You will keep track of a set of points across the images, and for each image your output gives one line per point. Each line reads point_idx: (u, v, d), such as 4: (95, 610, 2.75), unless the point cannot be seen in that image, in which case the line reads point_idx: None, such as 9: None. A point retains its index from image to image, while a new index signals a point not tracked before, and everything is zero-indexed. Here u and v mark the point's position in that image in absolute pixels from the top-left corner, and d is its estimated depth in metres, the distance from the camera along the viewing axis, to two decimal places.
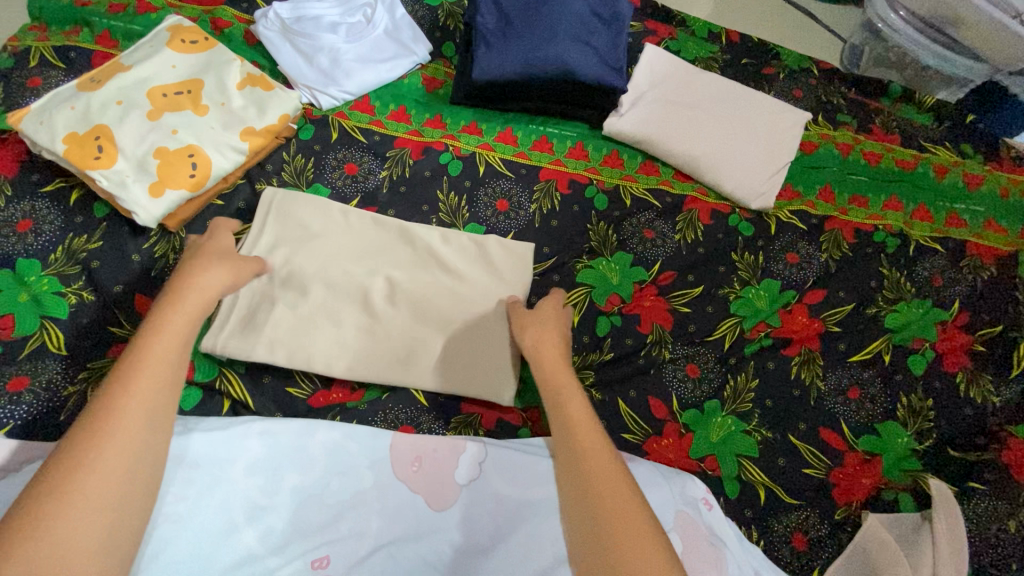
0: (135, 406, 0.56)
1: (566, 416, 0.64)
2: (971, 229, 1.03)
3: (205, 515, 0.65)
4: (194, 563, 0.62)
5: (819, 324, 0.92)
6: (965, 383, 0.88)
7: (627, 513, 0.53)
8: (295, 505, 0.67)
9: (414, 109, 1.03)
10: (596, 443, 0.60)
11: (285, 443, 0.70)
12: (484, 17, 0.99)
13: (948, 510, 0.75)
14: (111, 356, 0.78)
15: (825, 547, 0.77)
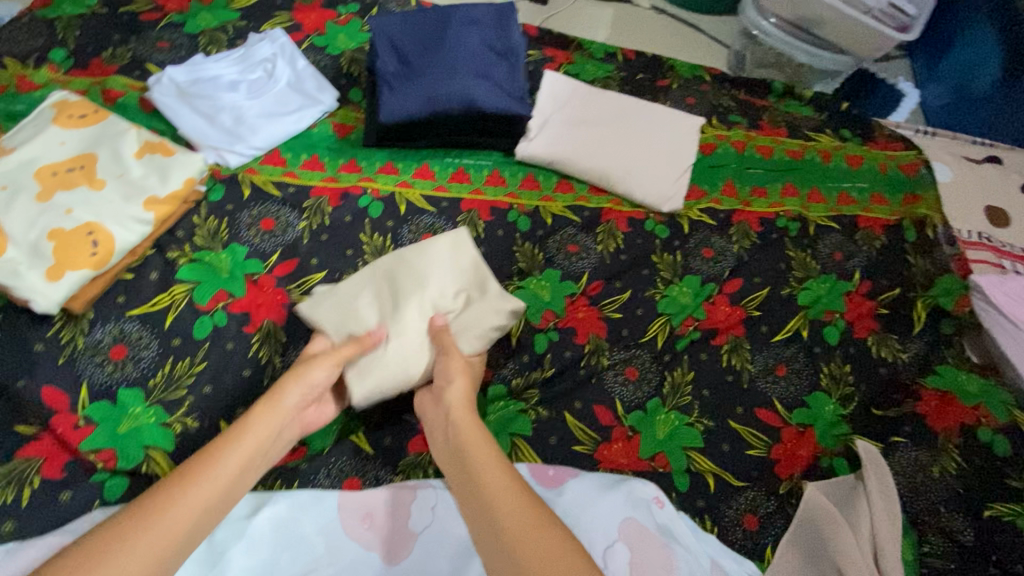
0: (221, 483, 0.61)
1: (468, 462, 0.64)
2: (860, 205, 1.13)
3: None
4: None
5: (741, 311, 0.98)
6: (876, 345, 0.95)
7: (532, 535, 0.55)
8: None
9: (327, 156, 1.03)
10: (496, 471, 0.62)
11: (230, 522, 0.67)
12: (384, 61, 1.00)
13: (877, 467, 0.80)
14: (22, 457, 0.73)
15: (775, 523, 0.79)
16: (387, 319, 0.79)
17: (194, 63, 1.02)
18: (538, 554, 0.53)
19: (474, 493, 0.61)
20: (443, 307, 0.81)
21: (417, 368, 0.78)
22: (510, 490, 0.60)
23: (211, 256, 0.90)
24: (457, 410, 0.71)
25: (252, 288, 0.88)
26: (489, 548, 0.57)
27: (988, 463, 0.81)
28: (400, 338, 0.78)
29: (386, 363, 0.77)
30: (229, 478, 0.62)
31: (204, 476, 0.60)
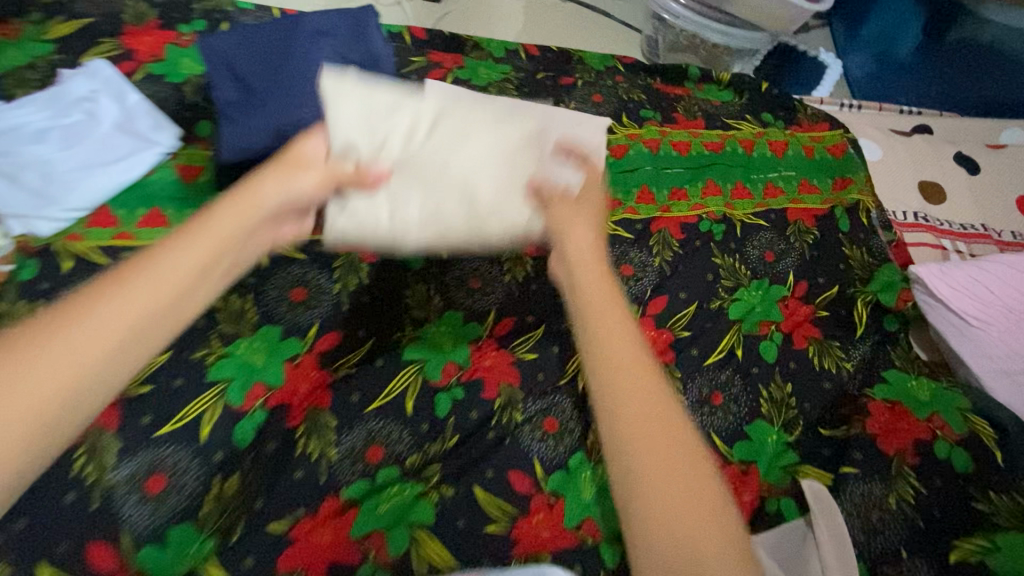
0: (43, 395, 0.41)
1: (619, 370, 0.50)
2: (788, 195, 1.04)
3: None
4: None
5: (668, 334, 0.87)
6: (818, 356, 0.86)
7: (707, 497, 0.46)
8: None
9: (171, 209, 0.86)
10: (654, 398, 0.49)
11: None
12: (221, 89, 0.84)
13: (825, 508, 0.70)
14: None
15: None
16: (418, 161, 0.66)
17: None
18: (707, 539, 0.45)
19: (636, 416, 0.48)
20: (495, 164, 0.67)
21: (413, 239, 0.64)
22: (693, 472, 0.47)
23: None
24: (591, 276, 0.57)
25: None
26: (650, 513, 0.45)
27: (950, 484, 0.73)
28: (407, 184, 0.64)
29: (373, 211, 0.63)
30: (148, 300, 0.46)
31: (135, 278, 0.46)
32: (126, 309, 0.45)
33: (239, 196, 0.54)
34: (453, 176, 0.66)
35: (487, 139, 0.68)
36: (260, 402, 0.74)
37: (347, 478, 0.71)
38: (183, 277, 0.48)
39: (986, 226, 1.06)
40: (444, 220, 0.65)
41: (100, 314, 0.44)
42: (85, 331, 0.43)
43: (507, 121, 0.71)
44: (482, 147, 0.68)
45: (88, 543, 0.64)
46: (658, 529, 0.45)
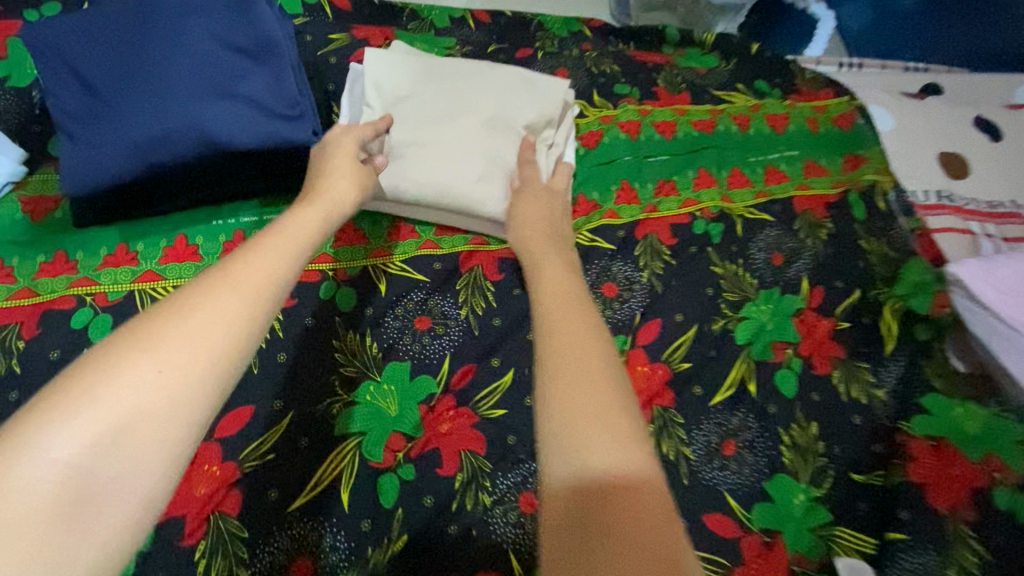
0: (178, 359, 0.34)
1: (545, 307, 0.45)
2: (794, 180, 0.88)
3: None
4: None
5: (664, 368, 0.71)
6: (843, 382, 0.71)
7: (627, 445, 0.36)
8: None
9: (16, 258, 0.67)
10: (582, 324, 0.43)
11: None
12: (58, 94, 0.63)
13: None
14: None
15: None
16: (411, 136, 0.73)
17: None
18: (628, 492, 0.34)
19: (567, 350, 0.41)
20: (486, 112, 0.75)
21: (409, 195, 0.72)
22: (618, 399, 0.38)
23: None
24: (535, 245, 0.59)
25: None
26: (566, 444, 0.36)
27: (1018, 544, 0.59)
28: (405, 142, 0.73)
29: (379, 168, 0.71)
30: (267, 278, 0.40)
31: (256, 262, 0.41)
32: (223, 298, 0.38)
33: (328, 179, 0.56)
34: (434, 117, 0.74)
35: (493, 141, 0.74)
36: None
37: None
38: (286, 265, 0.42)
39: (1017, 202, 0.91)
40: (427, 162, 0.72)
41: (238, 275, 0.39)
42: (230, 292, 0.38)
43: (499, 115, 0.75)
44: (472, 99, 0.75)
45: None
46: (583, 499, 0.34)
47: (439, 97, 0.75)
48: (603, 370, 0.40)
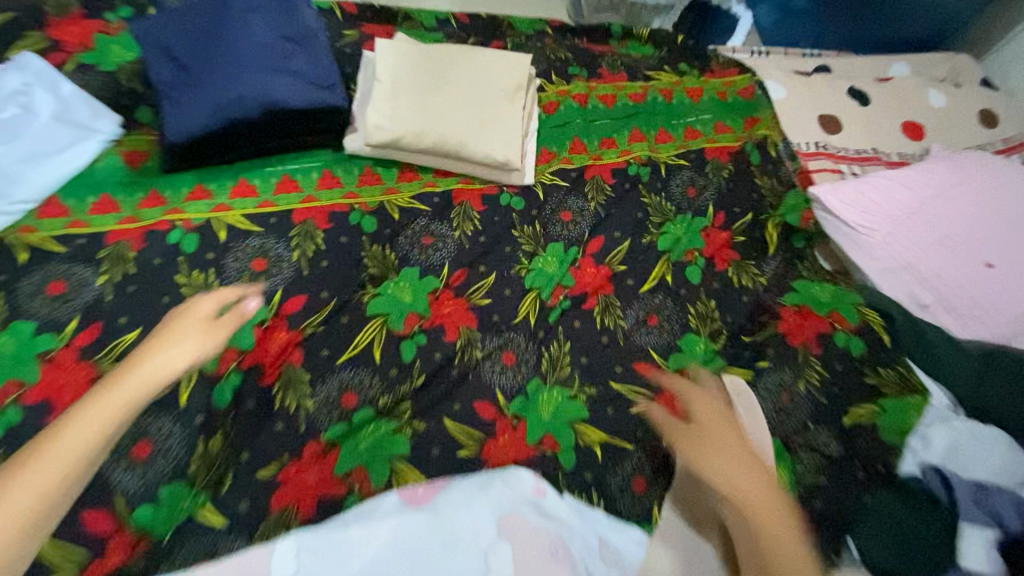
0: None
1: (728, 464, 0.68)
2: (705, 136, 1.15)
3: None
4: None
5: (606, 269, 0.97)
6: (737, 274, 0.97)
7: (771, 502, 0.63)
8: None
9: (121, 195, 0.89)
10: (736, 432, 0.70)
11: None
12: (157, 70, 0.86)
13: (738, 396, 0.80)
14: None
15: (658, 483, 0.78)
16: (412, 98, 0.98)
17: None
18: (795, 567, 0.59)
19: (747, 490, 0.64)
20: (468, 80, 1.00)
21: (415, 141, 0.96)
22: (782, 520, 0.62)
23: None
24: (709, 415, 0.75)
25: (48, 369, 0.75)
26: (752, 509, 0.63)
27: (847, 367, 0.84)
28: (408, 102, 0.97)
29: (391, 121, 0.95)
30: (68, 458, 0.54)
31: (55, 448, 0.54)
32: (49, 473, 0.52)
33: (178, 329, 0.67)
34: (428, 85, 0.99)
35: (474, 100, 0.99)
36: (233, 366, 0.78)
37: (325, 423, 0.77)
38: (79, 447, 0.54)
39: (875, 148, 1.19)
40: (427, 117, 0.96)
41: (21, 480, 0.51)
42: (19, 487, 0.51)
43: (476, 82, 1.00)
44: (456, 72, 1.01)
45: (83, 511, 0.67)
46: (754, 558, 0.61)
47: (432, 70, 1.00)
48: (781, 512, 0.63)
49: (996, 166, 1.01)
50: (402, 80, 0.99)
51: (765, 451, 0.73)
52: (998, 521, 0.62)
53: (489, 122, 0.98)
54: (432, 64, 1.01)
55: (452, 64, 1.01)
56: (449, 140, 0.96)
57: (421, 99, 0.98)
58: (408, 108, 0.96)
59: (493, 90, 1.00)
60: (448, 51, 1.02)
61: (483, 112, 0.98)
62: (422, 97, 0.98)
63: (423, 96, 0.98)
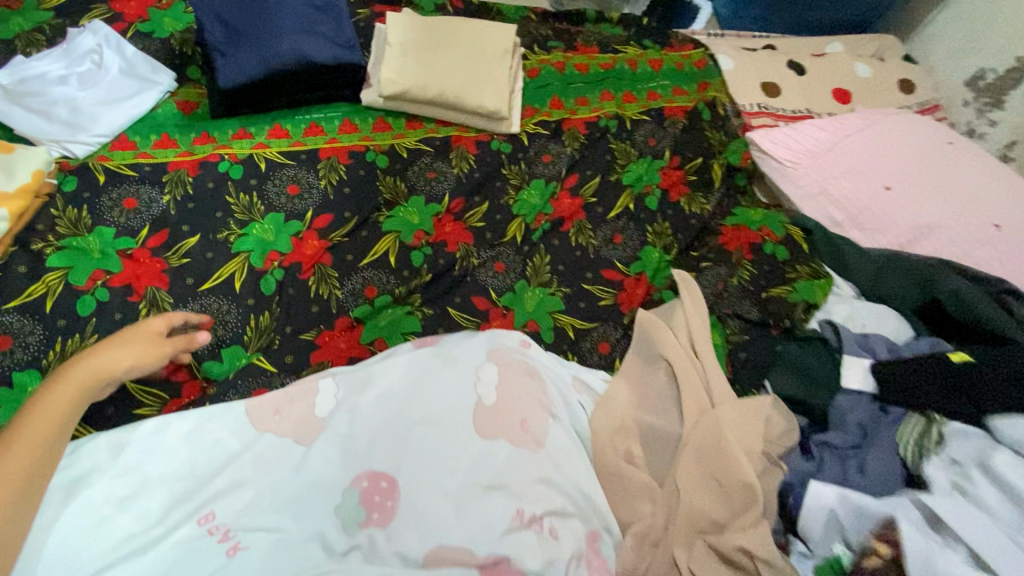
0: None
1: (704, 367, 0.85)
2: (664, 98, 1.35)
3: (71, 520, 0.64)
4: (79, 551, 0.63)
5: (580, 200, 1.16)
6: (688, 203, 1.18)
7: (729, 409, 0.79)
8: (169, 485, 0.69)
9: (177, 133, 1.07)
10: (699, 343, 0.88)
11: (136, 443, 0.70)
12: (211, 32, 1.08)
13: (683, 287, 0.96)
14: None
15: (620, 345, 1.00)
16: (419, 59, 1.18)
17: (16, 65, 1.04)
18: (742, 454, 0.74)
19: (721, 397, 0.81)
20: (464, 46, 1.21)
21: (421, 92, 1.15)
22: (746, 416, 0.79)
23: (78, 240, 0.93)
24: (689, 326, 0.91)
25: (129, 263, 0.93)
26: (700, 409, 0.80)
27: (774, 269, 1.03)
28: (415, 61, 1.17)
29: (401, 76, 1.15)
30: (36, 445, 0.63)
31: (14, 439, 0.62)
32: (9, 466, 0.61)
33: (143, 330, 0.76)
34: (432, 49, 1.19)
35: (469, 61, 1.19)
36: (277, 264, 0.97)
37: (352, 306, 0.96)
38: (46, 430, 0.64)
39: (809, 110, 1.41)
40: (431, 73, 1.16)
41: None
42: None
43: (470, 46, 1.21)
44: (455, 39, 1.21)
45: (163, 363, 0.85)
46: (713, 444, 0.75)
47: (434, 37, 1.21)
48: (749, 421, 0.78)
49: (901, 117, 1.22)
50: (408, 45, 1.19)
51: (702, 319, 0.92)
52: (873, 352, 0.85)
53: (482, 78, 1.18)
54: (434, 31, 1.21)
55: (451, 32, 1.22)
56: (448, 91, 1.16)
57: (426, 60, 1.18)
58: (415, 66, 1.16)
59: (486, 54, 1.21)
60: (447, 21, 1.23)
61: (477, 70, 1.19)
62: (426, 58, 1.18)
63: (427, 57, 1.18)
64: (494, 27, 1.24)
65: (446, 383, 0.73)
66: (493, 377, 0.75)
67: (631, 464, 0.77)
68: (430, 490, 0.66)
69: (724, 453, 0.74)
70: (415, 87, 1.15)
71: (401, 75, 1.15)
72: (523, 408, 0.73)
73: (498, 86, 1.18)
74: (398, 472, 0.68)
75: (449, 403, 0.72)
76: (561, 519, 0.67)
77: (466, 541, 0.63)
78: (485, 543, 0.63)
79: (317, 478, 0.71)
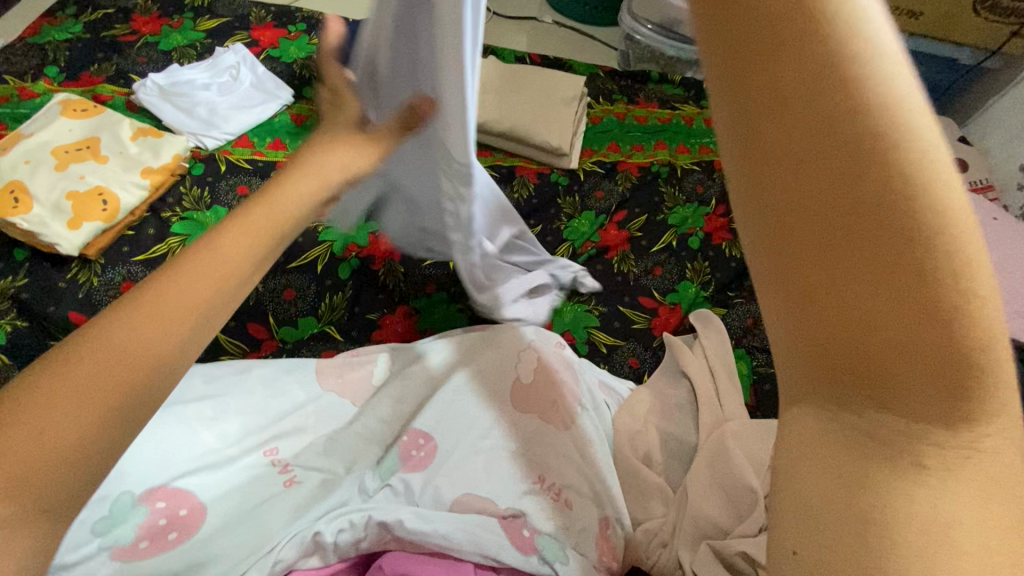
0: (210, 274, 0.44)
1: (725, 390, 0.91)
2: (717, 153, 1.42)
3: (161, 431, 0.73)
4: (161, 459, 0.71)
5: (626, 232, 1.25)
6: (729, 247, 1.25)
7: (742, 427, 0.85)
8: (243, 417, 0.78)
9: (287, 139, 1.26)
10: (723, 371, 0.94)
11: (226, 377, 0.82)
12: None
13: (708, 320, 1.01)
14: None
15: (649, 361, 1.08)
16: (495, 98, 1.34)
17: (173, 71, 1.28)
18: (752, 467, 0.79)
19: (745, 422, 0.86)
20: (536, 91, 1.37)
21: (493, 126, 1.31)
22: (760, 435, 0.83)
23: (198, 214, 1.10)
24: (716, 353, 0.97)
25: None
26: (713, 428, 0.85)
27: None
28: (491, 100, 1.34)
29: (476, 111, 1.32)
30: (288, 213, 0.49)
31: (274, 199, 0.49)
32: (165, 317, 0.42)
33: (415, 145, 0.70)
34: (507, 91, 1.36)
35: (538, 103, 1.35)
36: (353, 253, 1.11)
37: (411, 298, 1.08)
38: (203, 294, 0.43)
39: None
40: (503, 111, 1.32)
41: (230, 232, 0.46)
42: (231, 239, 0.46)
43: (542, 91, 1.37)
44: (528, 84, 1.38)
45: (251, 322, 1.01)
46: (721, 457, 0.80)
47: (510, 83, 1.38)
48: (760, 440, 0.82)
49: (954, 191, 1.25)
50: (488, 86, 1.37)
51: (726, 344, 0.98)
52: None
53: (547, 119, 1.32)
54: (511, 77, 1.39)
55: (526, 79, 1.39)
56: (517, 127, 1.31)
57: (500, 100, 1.34)
58: (491, 104, 1.33)
59: (554, 98, 1.36)
60: (524, 70, 1.41)
61: (545, 111, 1.33)
62: (502, 98, 1.34)
63: (502, 98, 1.35)
64: (563, 77, 1.40)
65: (490, 362, 0.83)
66: (530, 363, 0.84)
67: (647, 465, 0.82)
68: (461, 446, 0.76)
69: (729, 461, 0.79)
70: (487, 122, 1.31)
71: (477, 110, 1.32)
72: (555, 391, 0.82)
73: (562, 127, 1.32)
74: (435, 432, 0.77)
75: (489, 379, 0.82)
76: (577, 494, 0.74)
77: (491, 493, 0.72)
78: (507, 499, 0.72)
79: (367, 432, 0.79)
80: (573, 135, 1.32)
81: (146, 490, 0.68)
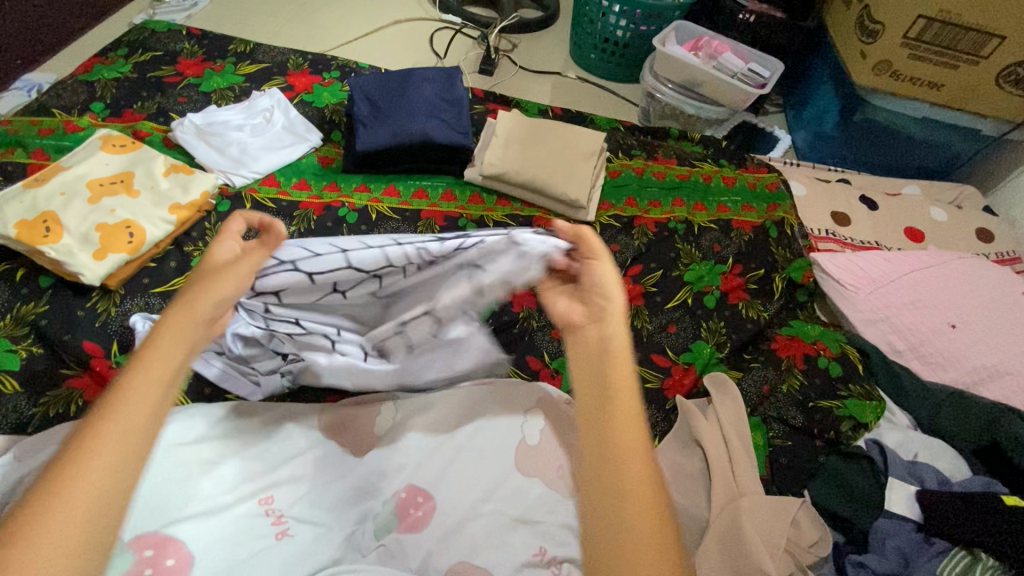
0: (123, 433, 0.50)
1: (738, 463, 0.87)
2: (734, 212, 1.41)
3: (159, 473, 0.73)
4: (154, 502, 0.70)
5: (641, 287, 1.24)
6: (745, 308, 1.22)
7: (753, 503, 0.82)
8: (238, 463, 0.77)
9: (313, 180, 1.30)
10: (736, 442, 0.90)
11: (226, 419, 0.81)
12: (358, 107, 1.32)
13: (724, 385, 0.98)
14: (67, 387, 0.95)
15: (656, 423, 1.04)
16: (517, 149, 1.35)
17: (209, 112, 1.33)
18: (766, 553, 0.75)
19: (760, 503, 0.82)
20: (560, 144, 1.37)
21: (513, 179, 1.32)
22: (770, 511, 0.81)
23: None
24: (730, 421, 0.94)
25: None
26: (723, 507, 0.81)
27: (825, 383, 1.09)
28: (511, 153, 1.34)
29: (497, 164, 1.32)
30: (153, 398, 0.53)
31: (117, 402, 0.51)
32: (106, 435, 0.49)
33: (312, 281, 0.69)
34: (528, 143, 1.37)
35: (560, 155, 1.35)
36: None
37: None
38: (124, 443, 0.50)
39: (878, 242, 1.42)
40: (525, 162, 1.33)
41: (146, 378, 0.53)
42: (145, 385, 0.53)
43: (564, 144, 1.37)
44: (550, 135, 1.38)
45: None
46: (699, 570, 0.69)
47: (532, 132, 1.38)
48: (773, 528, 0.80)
49: (981, 267, 1.21)
50: (511, 133, 1.38)
51: (739, 410, 0.96)
52: (920, 481, 0.92)
53: (566, 172, 1.32)
54: (531, 128, 1.39)
55: (547, 132, 1.39)
56: (538, 178, 1.31)
57: (518, 155, 1.34)
58: (514, 155, 1.34)
59: (577, 151, 1.36)
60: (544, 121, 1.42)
61: (566, 163, 1.34)
62: (523, 149, 1.35)
63: (523, 151, 1.35)
64: (585, 131, 1.41)
65: (494, 420, 0.81)
66: (536, 418, 0.82)
67: None
68: (459, 506, 0.74)
69: (741, 547, 0.75)
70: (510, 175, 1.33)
71: (497, 163, 1.33)
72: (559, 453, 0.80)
73: (580, 181, 1.32)
74: (435, 489, 0.75)
75: (496, 437, 0.80)
76: None
77: (490, 564, 0.69)
78: (505, 571, 0.68)
79: (364, 484, 0.77)
80: (592, 189, 1.32)
81: (135, 537, 0.67)
